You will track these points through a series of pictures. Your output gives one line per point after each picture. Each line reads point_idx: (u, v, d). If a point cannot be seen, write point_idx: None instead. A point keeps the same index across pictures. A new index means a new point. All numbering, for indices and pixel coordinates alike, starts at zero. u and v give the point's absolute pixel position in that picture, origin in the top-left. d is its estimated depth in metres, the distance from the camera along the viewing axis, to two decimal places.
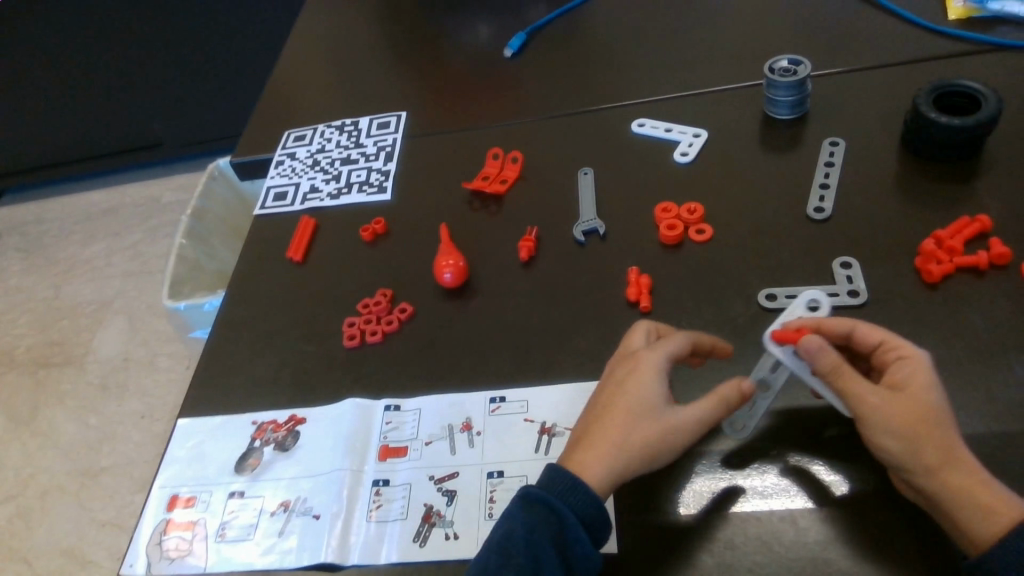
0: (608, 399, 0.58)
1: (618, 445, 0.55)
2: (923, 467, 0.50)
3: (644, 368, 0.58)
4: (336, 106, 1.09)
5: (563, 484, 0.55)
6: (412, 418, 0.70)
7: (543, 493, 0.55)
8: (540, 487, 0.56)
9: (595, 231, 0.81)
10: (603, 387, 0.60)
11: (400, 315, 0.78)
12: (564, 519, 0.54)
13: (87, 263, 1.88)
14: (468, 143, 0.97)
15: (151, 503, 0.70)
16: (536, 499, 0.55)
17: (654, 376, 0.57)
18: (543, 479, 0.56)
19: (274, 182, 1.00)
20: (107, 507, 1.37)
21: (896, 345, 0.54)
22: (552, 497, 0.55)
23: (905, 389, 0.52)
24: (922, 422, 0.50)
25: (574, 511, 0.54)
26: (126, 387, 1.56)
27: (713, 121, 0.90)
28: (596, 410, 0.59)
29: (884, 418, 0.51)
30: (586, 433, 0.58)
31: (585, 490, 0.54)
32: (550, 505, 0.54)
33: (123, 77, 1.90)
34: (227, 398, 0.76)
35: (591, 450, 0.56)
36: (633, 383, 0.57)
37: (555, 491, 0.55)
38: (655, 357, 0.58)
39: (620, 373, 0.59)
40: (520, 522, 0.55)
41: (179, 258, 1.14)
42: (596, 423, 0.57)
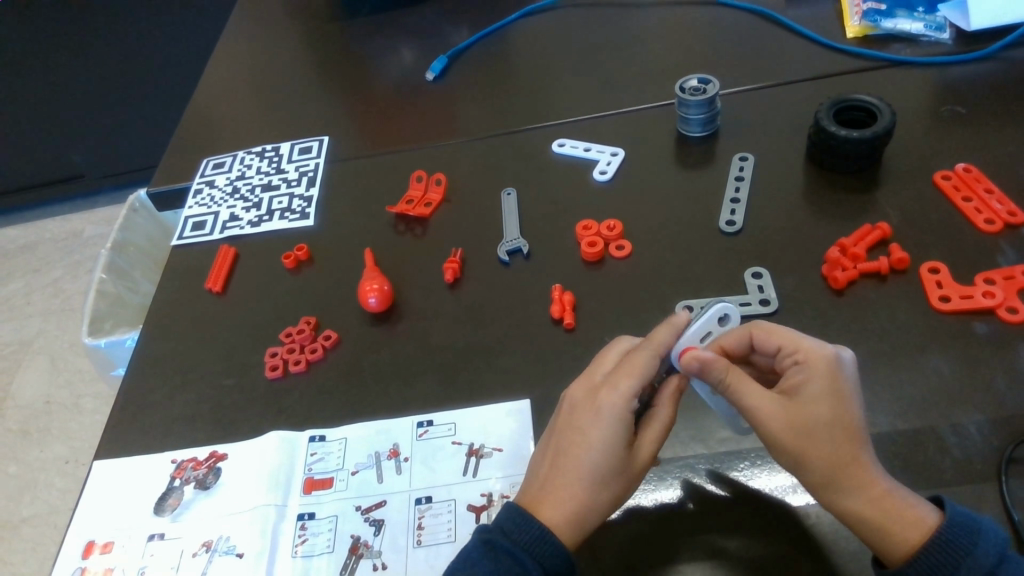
0: (572, 450, 0.55)
1: (589, 502, 0.54)
2: (816, 481, 0.52)
3: (607, 417, 0.55)
4: (257, 132, 1.08)
5: (532, 535, 0.52)
6: (339, 448, 0.69)
7: (509, 544, 0.52)
8: (505, 536, 0.53)
9: (519, 250, 0.82)
10: (559, 435, 0.57)
11: (325, 343, 0.77)
12: (529, 571, 0.51)
13: (6, 302, 1.80)
14: (393, 167, 0.96)
15: (63, 552, 0.66)
16: (501, 548, 0.52)
17: (624, 426, 0.55)
18: (507, 527, 0.53)
19: (193, 211, 0.97)
20: (29, 558, 1.29)
21: (792, 350, 0.56)
22: (519, 549, 0.52)
23: (796, 400, 0.54)
24: (807, 438, 0.52)
25: (540, 564, 0.52)
26: (49, 431, 1.49)
27: (631, 139, 0.92)
28: (555, 464, 0.55)
29: (773, 434, 0.53)
30: (546, 489, 0.54)
31: (553, 542, 0.52)
32: (517, 557, 0.52)
33: (39, 107, 1.84)
34: (145, 437, 0.74)
35: (561, 508, 0.53)
36: (603, 435, 0.55)
37: (522, 543, 0.52)
38: (621, 402, 0.56)
39: (581, 424, 0.56)
40: (483, 570, 0.52)
41: (99, 294, 1.09)
42: (559, 479, 0.54)
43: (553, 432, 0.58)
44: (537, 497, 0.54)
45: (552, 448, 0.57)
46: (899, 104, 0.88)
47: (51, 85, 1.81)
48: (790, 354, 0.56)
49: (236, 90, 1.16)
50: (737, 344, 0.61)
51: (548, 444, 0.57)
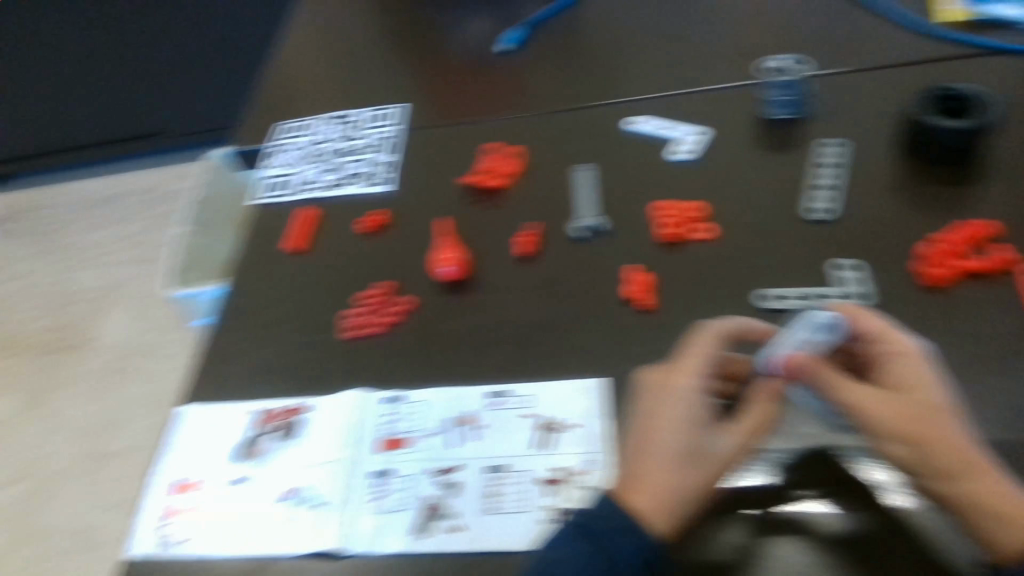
0: (651, 436, 0.55)
1: (675, 487, 0.53)
2: (936, 470, 0.50)
3: (678, 409, 0.55)
4: (337, 96, 1.09)
5: (619, 521, 0.52)
6: (412, 411, 0.71)
7: (597, 528, 0.53)
8: (592, 520, 0.53)
9: (595, 227, 0.81)
10: (637, 423, 0.57)
11: (400, 308, 0.79)
12: (618, 557, 0.52)
13: (95, 248, 1.90)
14: (469, 137, 0.97)
15: (151, 491, 0.70)
16: (588, 532, 0.53)
17: (698, 418, 0.55)
18: (595, 512, 0.54)
19: (275, 172, 1.00)
20: (115, 490, 1.38)
21: (887, 341, 0.56)
22: (606, 535, 0.52)
23: (903, 391, 0.53)
24: (922, 425, 0.51)
25: (626, 552, 0.52)
26: (133, 373, 1.58)
27: (713, 119, 0.90)
28: (636, 450, 0.55)
29: (885, 421, 0.51)
30: (629, 477, 0.55)
31: (642, 530, 0.52)
32: (603, 541, 0.52)
33: None
34: (228, 388, 0.77)
35: (646, 493, 0.53)
36: (682, 421, 0.55)
37: (608, 529, 0.53)
38: (692, 396, 0.56)
39: (654, 415, 0.56)
40: (571, 552, 0.53)
41: (185, 247, 1.14)
42: (641, 465, 0.54)
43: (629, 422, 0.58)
44: (621, 485, 0.55)
45: (631, 437, 0.57)
46: (1005, 93, 0.84)
47: None
48: (884, 345, 0.56)
49: (317, 53, 1.18)
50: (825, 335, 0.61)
51: (627, 433, 0.57)
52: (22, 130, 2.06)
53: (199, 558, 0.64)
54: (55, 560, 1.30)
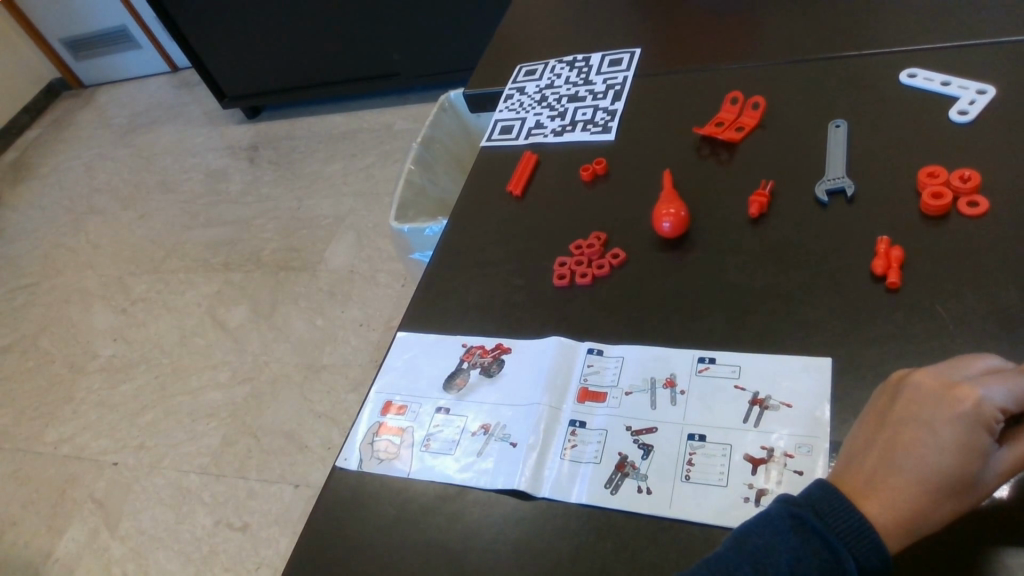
0: (910, 450, 0.48)
1: (926, 508, 0.47)
2: None
3: (954, 427, 0.47)
4: (567, 41, 1.07)
5: (851, 525, 0.48)
6: (615, 365, 0.69)
7: (822, 527, 0.48)
8: (814, 513, 0.49)
9: (842, 191, 0.72)
10: (892, 426, 0.50)
11: (612, 260, 0.77)
12: (841, 561, 0.47)
13: (327, 181, 2.10)
14: (703, 87, 0.91)
15: (368, 405, 0.76)
16: (810, 526, 0.48)
17: (977, 440, 0.46)
18: (819, 506, 0.49)
19: (502, 115, 1.01)
20: (324, 400, 1.55)
21: None
22: (832, 534, 0.47)
23: None
24: None
25: (854, 558, 0.47)
26: (350, 296, 1.74)
27: (1011, 75, 0.76)
28: (885, 458, 0.49)
29: None
30: (869, 483, 0.49)
31: (874, 539, 0.47)
32: (828, 540, 0.47)
33: (370, 10, 2.04)
34: (443, 318, 0.81)
35: (890, 508, 0.47)
36: (957, 442, 0.46)
37: (836, 530, 0.48)
38: (978, 415, 0.46)
39: (921, 424, 0.48)
40: (786, 544, 0.48)
41: (408, 184, 1.22)
42: (889, 477, 0.48)
43: (881, 419, 0.51)
44: (859, 489, 0.49)
45: (880, 438, 0.50)
46: None
47: None
48: None
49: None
50: None
51: (875, 433, 0.51)
52: (278, 70, 2.31)
53: (405, 476, 0.68)
54: (270, 454, 1.49)
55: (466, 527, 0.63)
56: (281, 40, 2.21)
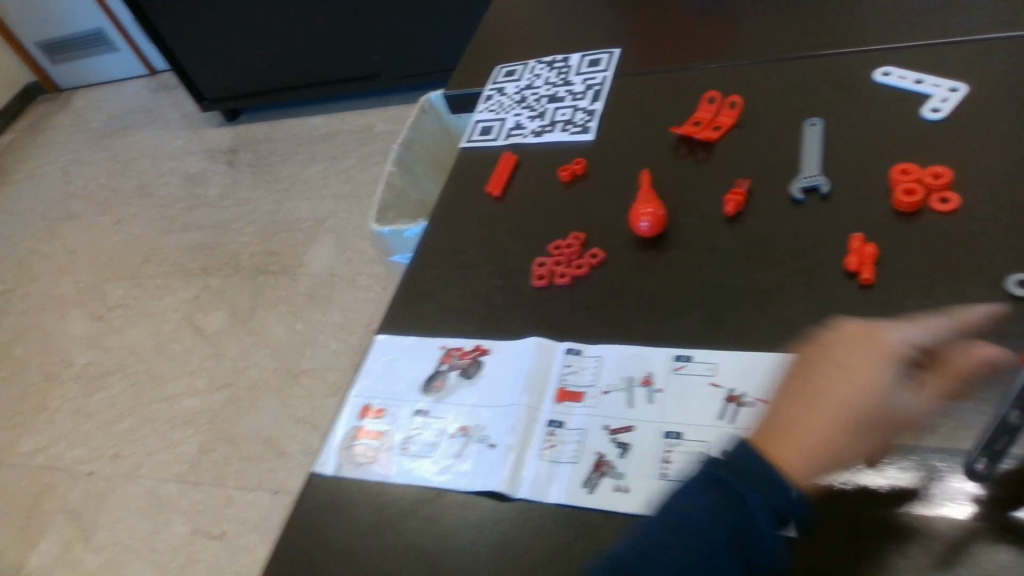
0: (820, 388, 0.50)
1: (828, 446, 0.48)
2: None
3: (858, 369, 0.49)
4: (545, 42, 1.08)
5: (761, 474, 0.48)
6: (593, 364, 0.69)
7: (735, 480, 0.48)
8: (727, 469, 0.49)
9: (817, 189, 0.73)
10: (805, 373, 0.52)
11: (591, 260, 0.77)
12: (753, 511, 0.47)
13: (306, 184, 2.09)
14: (680, 87, 0.91)
15: (346, 409, 0.75)
16: (723, 483, 0.48)
17: (878, 381, 0.48)
18: (732, 461, 0.49)
19: (482, 116, 1.01)
20: (304, 405, 1.54)
21: None
22: (744, 488, 0.48)
23: None
24: None
25: (769, 508, 0.47)
26: (331, 300, 1.73)
27: (981, 74, 0.77)
28: (797, 400, 0.51)
29: None
30: (784, 425, 0.50)
31: (783, 484, 0.47)
32: (741, 495, 0.48)
33: (350, 13, 2.03)
34: (421, 320, 0.80)
35: (795, 446, 0.49)
36: (862, 378, 0.49)
37: (748, 482, 0.48)
38: (882, 357, 0.49)
39: (829, 368, 0.50)
40: (702, 505, 0.48)
41: (387, 185, 1.21)
42: (797, 417, 0.50)
43: (796, 371, 0.53)
44: (774, 431, 0.50)
45: (795, 386, 0.52)
46: None
47: None
48: None
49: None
50: None
51: (791, 383, 0.53)
52: (257, 71, 2.29)
53: (383, 479, 0.68)
54: (249, 461, 1.48)
55: (444, 529, 0.62)
56: (261, 41, 2.20)
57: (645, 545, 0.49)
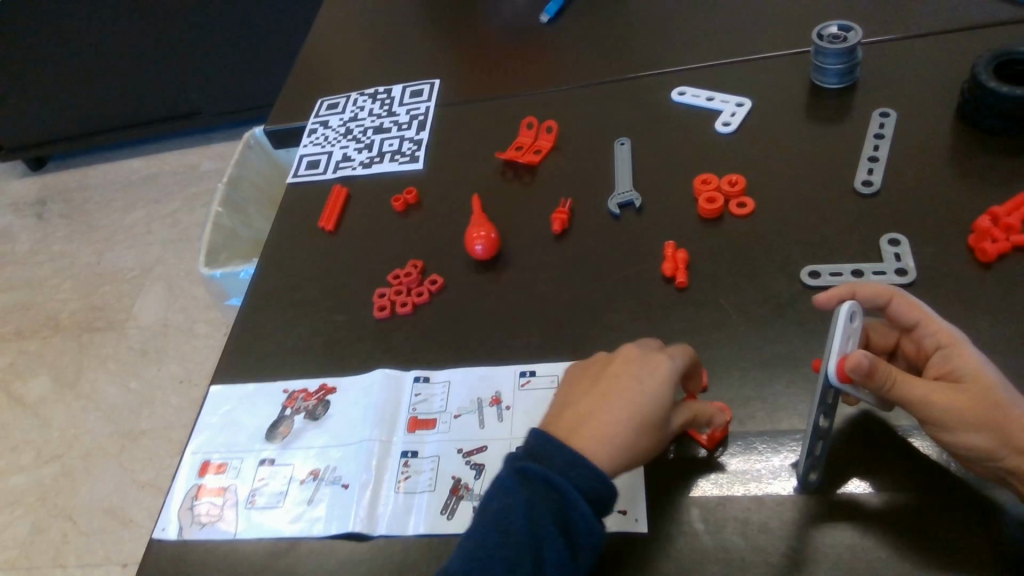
0: (617, 393, 0.56)
1: (628, 440, 0.54)
2: (1014, 449, 0.47)
3: (645, 374, 0.57)
4: (368, 74, 1.08)
5: (566, 460, 0.52)
6: (441, 391, 0.69)
7: (543, 470, 0.52)
8: (538, 462, 0.53)
9: (631, 203, 0.79)
10: (605, 381, 0.58)
11: (431, 287, 0.78)
12: (565, 494, 0.51)
13: (129, 230, 1.93)
14: (504, 114, 0.95)
15: (183, 469, 0.70)
16: (533, 474, 0.52)
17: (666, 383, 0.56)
18: (540, 454, 0.53)
19: (307, 150, 0.99)
20: (147, 469, 1.41)
21: (934, 331, 0.53)
22: (553, 474, 0.52)
23: (963, 380, 0.50)
24: (994, 408, 0.48)
25: (576, 488, 0.51)
26: (166, 353, 1.60)
27: (758, 91, 0.87)
28: (597, 401, 0.57)
29: (952, 412, 0.49)
30: (585, 420, 0.56)
31: (585, 465, 0.52)
32: (550, 481, 0.51)
33: (161, 47, 1.91)
34: (260, 365, 0.77)
35: (602, 440, 0.54)
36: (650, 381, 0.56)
37: (556, 468, 0.52)
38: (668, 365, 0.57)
39: (630, 375, 0.57)
40: (518, 498, 0.51)
41: (216, 227, 1.15)
42: (603, 417, 0.55)
43: (592, 376, 0.59)
44: (575, 427, 0.56)
45: (593, 386, 0.58)
46: None
47: (175, 28, 1.87)
48: (932, 336, 0.53)
49: (352, 31, 1.17)
50: (871, 302, 0.57)
51: (587, 385, 0.59)
52: (57, 115, 2.07)
53: (232, 538, 0.64)
54: (90, 535, 1.33)
55: None
56: (57, 83, 1.99)
57: (475, 550, 0.51)
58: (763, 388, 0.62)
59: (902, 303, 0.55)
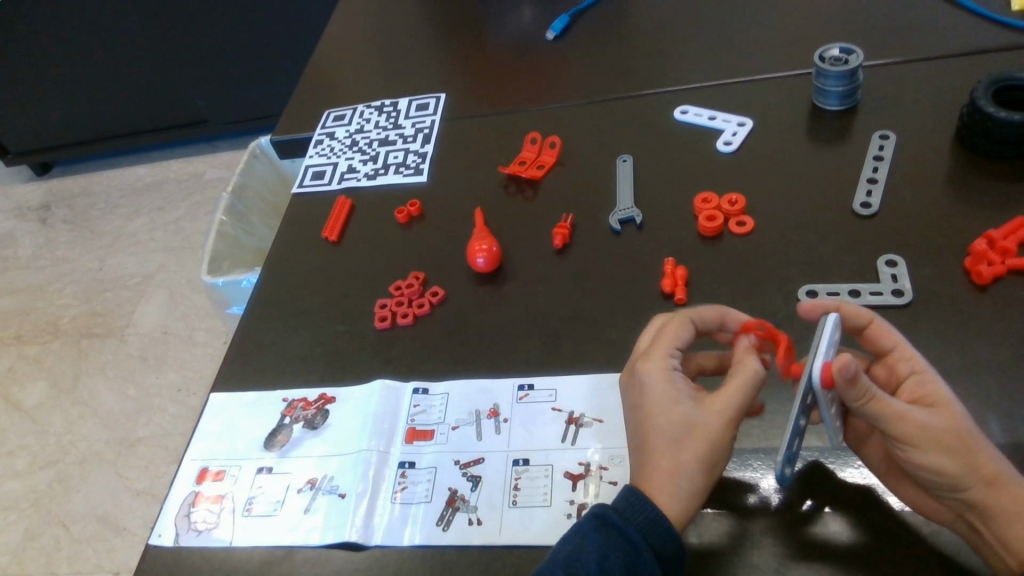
0: (640, 420, 0.55)
1: (672, 464, 0.52)
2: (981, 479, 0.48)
3: (653, 385, 0.56)
4: (374, 87, 1.09)
5: (647, 516, 0.51)
6: (440, 402, 0.70)
7: (623, 522, 0.51)
8: (618, 512, 0.52)
9: (632, 220, 0.80)
10: (630, 414, 0.57)
11: (431, 298, 0.78)
12: (640, 552, 0.50)
13: (132, 237, 1.94)
14: (507, 129, 0.96)
15: (181, 475, 0.70)
16: (612, 524, 0.52)
17: (674, 388, 0.55)
18: (622, 503, 0.52)
19: (313, 161, 1.00)
20: (142, 476, 1.40)
21: (909, 358, 0.54)
22: (630, 528, 0.51)
23: (936, 405, 0.51)
24: (965, 436, 0.49)
25: (651, 548, 0.51)
26: (165, 359, 1.60)
27: (759, 111, 0.88)
28: (634, 436, 0.56)
29: (930, 434, 0.49)
30: (699, 421, 0.53)
31: (665, 525, 0.51)
32: (627, 534, 0.51)
33: (169, 56, 1.93)
34: (260, 374, 0.77)
35: (651, 478, 0.53)
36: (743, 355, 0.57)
37: (636, 523, 0.51)
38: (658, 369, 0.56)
39: (639, 396, 0.57)
40: (593, 543, 0.51)
41: (219, 235, 1.16)
42: (642, 455, 0.54)
43: (665, 373, 0.56)
44: (685, 433, 0.53)
45: (681, 389, 0.55)
46: None
47: (184, 38, 1.89)
48: (907, 363, 0.54)
49: (359, 45, 1.18)
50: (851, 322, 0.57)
51: (666, 385, 0.55)
52: (65, 121, 2.09)
53: (227, 545, 0.64)
54: (83, 542, 1.32)
55: None
56: (65, 90, 2.01)
57: None
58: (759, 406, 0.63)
59: (880, 327, 0.56)
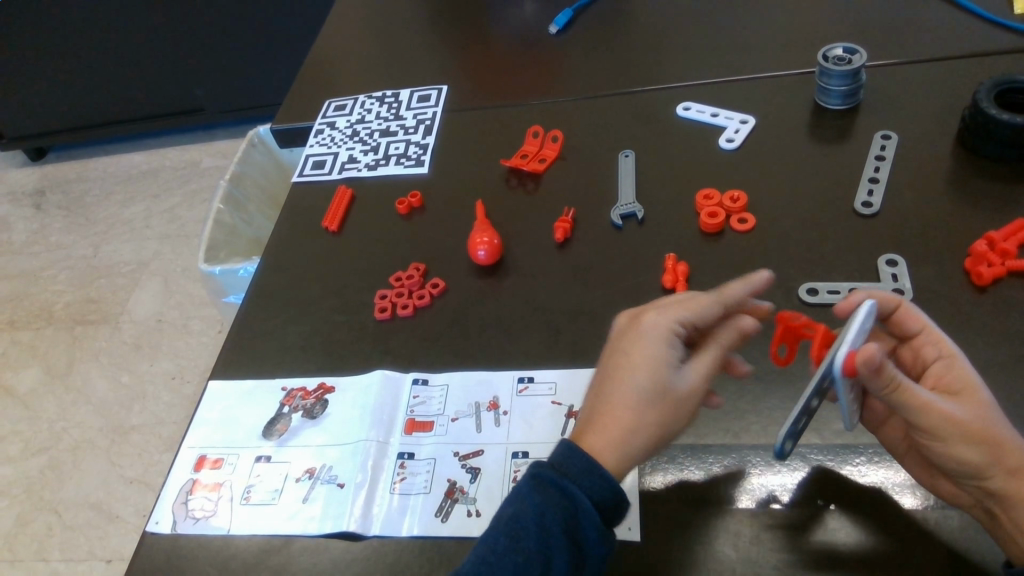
0: (617, 374, 0.53)
1: (633, 427, 0.51)
2: (1004, 469, 0.48)
3: (647, 341, 0.54)
4: (376, 77, 1.09)
5: (580, 468, 0.50)
6: (440, 394, 0.70)
7: (556, 476, 0.51)
8: (552, 467, 0.51)
9: (633, 215, 0.80)
10: (607, 364, 0.55)
11: (432, 290, 0.78)
12: (577, 503, 0.50)
13: (127, 224, 1.92)
14: (509, 122, 0.96)
15: (178, 463, 0.70)
16: (549, 482, 0.51)
17: (665, 350, 0.53)
18: (555, 458, 0.51)
19: (313, 150, 1.00)
20: (135, 464, 1.40)
21: (936, 343, 0.54)
22: (566, 481, 0.50)
23: (962, 393, 0.51)
24: (990, 425, 0.49)
25: (589, 497, 0.50)
26: (159, 348, 1.60)
27: (762, 109, 0.88)
28: (601, 389, 0.54)
29: (954, 424, 0.49)
30: (672, 391, 0.52)
31: (601, 474, 0.50)
32: (562, 489, 0.50)
33: (168, 43, 1.91)
34: (259, 363, 0.77)
35: (603, 434, 0.52)
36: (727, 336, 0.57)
37: (569, 475, 0.50)
38: (662, 326, 0.55)
39: (625, 346, 0.55)
40: (531, 504, 0.50)
41: (215, 224, 1.15)
42: (606, 408, 0.53)
43: (665, 335, 0.54)
44: (650, 401, 0.52)
45: (669, 353, 0.54)
46: None
47: (184, 25, 1.88)
48: (933, 348, 0.54)
49: (361, 34, 1.17)
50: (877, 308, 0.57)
51: (660, 347, 0.53)
52: (60, 107, 2.07)
53: (224, 534, 0.64)
54: (75, 530, 1.32)
55: None
56: (61, 76, 1.99)
57: (486, 552, 0.50)
58: (758, 403, 0.63)
59: (906, 312, 0.56)
